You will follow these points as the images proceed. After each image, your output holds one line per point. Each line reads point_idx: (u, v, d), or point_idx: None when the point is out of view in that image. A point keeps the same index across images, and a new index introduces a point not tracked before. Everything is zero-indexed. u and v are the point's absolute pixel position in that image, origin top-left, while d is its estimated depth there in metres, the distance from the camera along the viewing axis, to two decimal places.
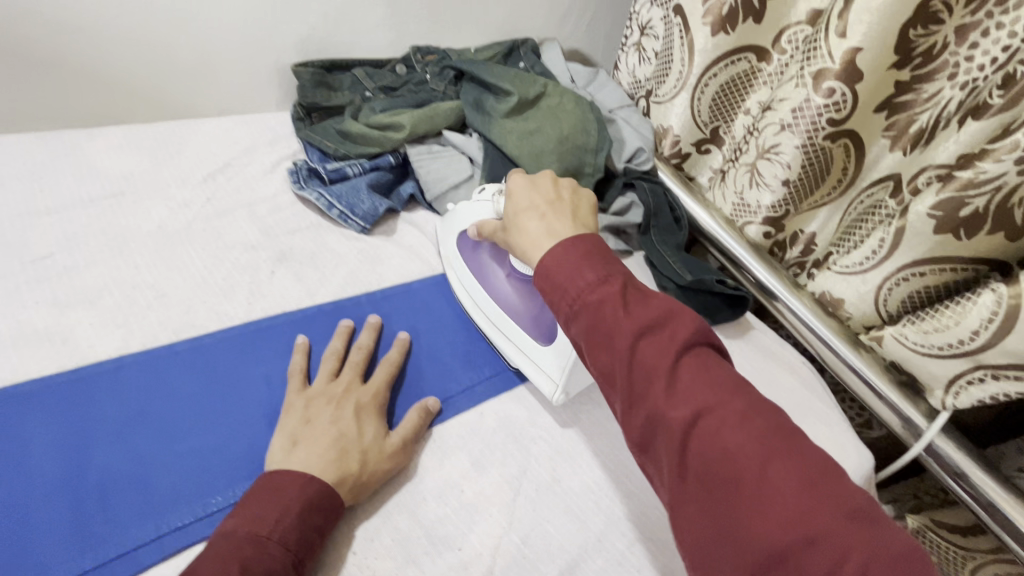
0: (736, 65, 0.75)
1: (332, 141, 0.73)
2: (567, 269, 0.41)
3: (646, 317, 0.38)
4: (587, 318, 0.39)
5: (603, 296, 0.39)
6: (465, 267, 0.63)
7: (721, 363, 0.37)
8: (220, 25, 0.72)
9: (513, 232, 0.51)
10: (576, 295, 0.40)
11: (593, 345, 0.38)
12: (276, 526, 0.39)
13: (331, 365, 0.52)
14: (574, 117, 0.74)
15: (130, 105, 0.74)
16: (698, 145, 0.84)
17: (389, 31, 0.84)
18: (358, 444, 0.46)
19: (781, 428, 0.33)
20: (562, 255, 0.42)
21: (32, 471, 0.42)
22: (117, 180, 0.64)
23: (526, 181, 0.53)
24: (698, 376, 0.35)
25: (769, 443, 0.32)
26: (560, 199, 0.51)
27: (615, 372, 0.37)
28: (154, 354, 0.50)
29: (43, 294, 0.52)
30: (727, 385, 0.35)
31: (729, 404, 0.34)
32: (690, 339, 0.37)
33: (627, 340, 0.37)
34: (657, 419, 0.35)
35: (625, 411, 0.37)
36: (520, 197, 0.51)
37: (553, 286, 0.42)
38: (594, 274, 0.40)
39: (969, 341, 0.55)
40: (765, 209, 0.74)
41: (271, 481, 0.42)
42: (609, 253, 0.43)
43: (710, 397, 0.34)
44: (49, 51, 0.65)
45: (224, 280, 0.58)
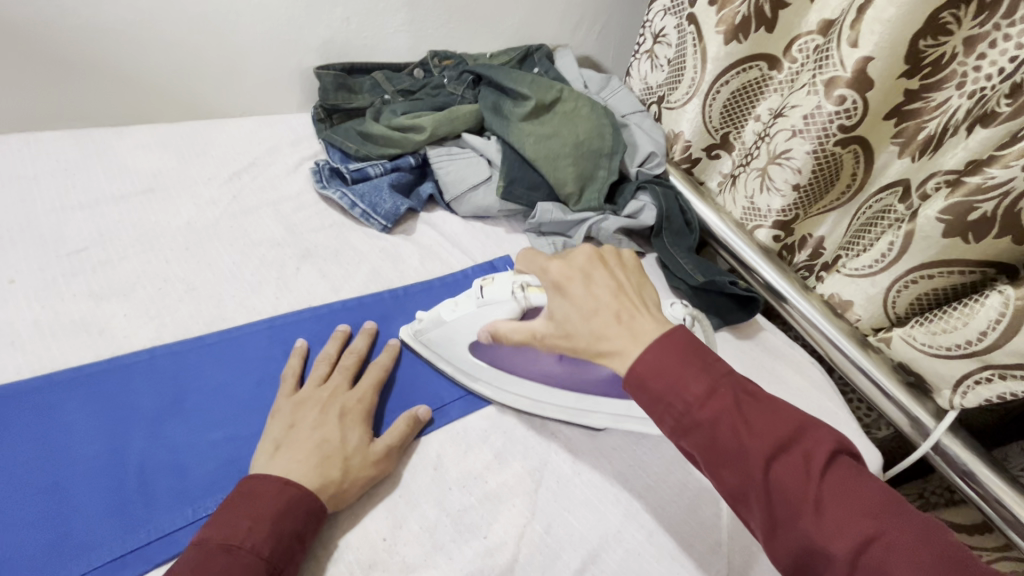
0: (747, 73, 0.77)
1: (354, 142, 0.75)
2: (673, 383, 0.38)
3: (773, 435, 0.36)
4: (707, 439, 0.37)
5: (720, 414, 0.37)
6: (506, 373, 0.55)
7: (860, 473, 0.35)
8: (247, 29, 0.74)
9: (585, 348, 0.42)
10: (686, 412, 0.38)
11: (720, 469, 0.37)
12: (251, 535, 0.38)
13: (323, 369, 0.50)
14: (589, 121, 0.76)
15: (156, 106, 0.76)
16: (709, 150, 0.86)
17: (408, 35, 0.86)
18: (340, 451, 0.44)
19: (939, 546, 0.32)
20: (660, 365, 0.39)
21: (72, 455, 0.43)
22: (146, 177, 0.66)
23: (579, 276, 0.44)
24: (840, 496, 0.34)
25: (939, 570, 0.30)
26: (627, 293, 0.43)
27: (750, 496, 0.36)
28: (187, 345, 0.51)
29: (79, 287, 0.53)
30: (874, 504, 0.33)
31: (884, 526, 0.32)
32: (824, 455, 0.35)
33: (759, 463, 0.35)
34: (813, 550, 0.33)
35: (771, 536, 0.35)
36: (579, 301, 0.42)
37: (657, 400, 0.39)
38: (700, 384, 0.38)
39: (976, 342, 0.57)
40: (775, 213, 0.76)
41: (245, 488, 0.40)
42: (710, 354, 0.40)
43: (861, 519, 0.33)
44: (81, 51, 0.67)
45: (252, 275, 0.59)
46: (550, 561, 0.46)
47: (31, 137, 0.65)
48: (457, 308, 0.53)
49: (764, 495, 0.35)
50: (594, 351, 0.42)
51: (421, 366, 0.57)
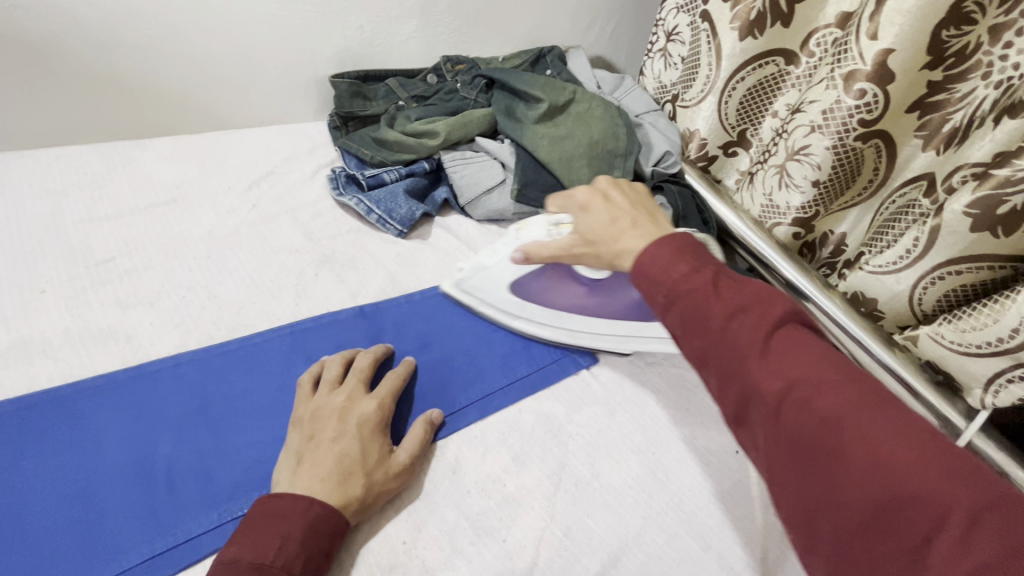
0: (764, 68, 0.76)
1: (369, 149, 0.76)
2: (659, 261, 0.39)
3: (740, 298, 0.36)
4: (679, 303, 0.37)
5: (694, 282, 0.37)
6: (541, 310, 0.62)
7: (816, 336, 0.35)
8: (265, 40, 0.76)
9: (606, 252, 0.46)
10: (662, 278, 0.38)
11: (682, 327, 0.37)
12: (281, 554, 0.39)
13: (336, 371, 0.51)
14: (603, 122, 0.76)
15: (178, 119, 0.78)
16: (726, 148, 0.85)
17: (421, 42, 0.87)
18: (362, 466, 0.44)
19: (879, 397, 0.32)
20: (653, 251, 0.40)
21: (103, 461, 0.44)
22: (169, 187, 0.67)
23: (599, 196, 0.49)
24: (791, 349, 0.33)
25: (869, 408, 0.31)
26: (641, 207, 0.47)
27: (706, 351, 0.35)
28: (210, 352, 0.52)
29: (107, 296, 0.55)
30: (828, 358, 0.33)
31: (825, 374, 0.32)
32: (784, 316, 0.35)
33: (719, 318, 0.35)
34: (752, 392, 0.33)
35: (713, 382, 0.35)
36: (600, 213, 0.47)
37: (646, 278, 0.39)
38: (687, 263, 0.38)
39: (1008, 340, 0.56)
40: (795, 210, 0.75)
41: (272, 505, 0.41)
42: (701, 249, 0.41)
43: (808, 368, 0.32)
44: (105, 67, 0.69)
45: (272, 281, 0.61)
46: (570, 565, 0.46)
47: (59, 152, 0.67)
48: (496, 254, 0.59)
49: (717, 346, 0.35)
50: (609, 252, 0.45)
51: (437, 370, 0.58)
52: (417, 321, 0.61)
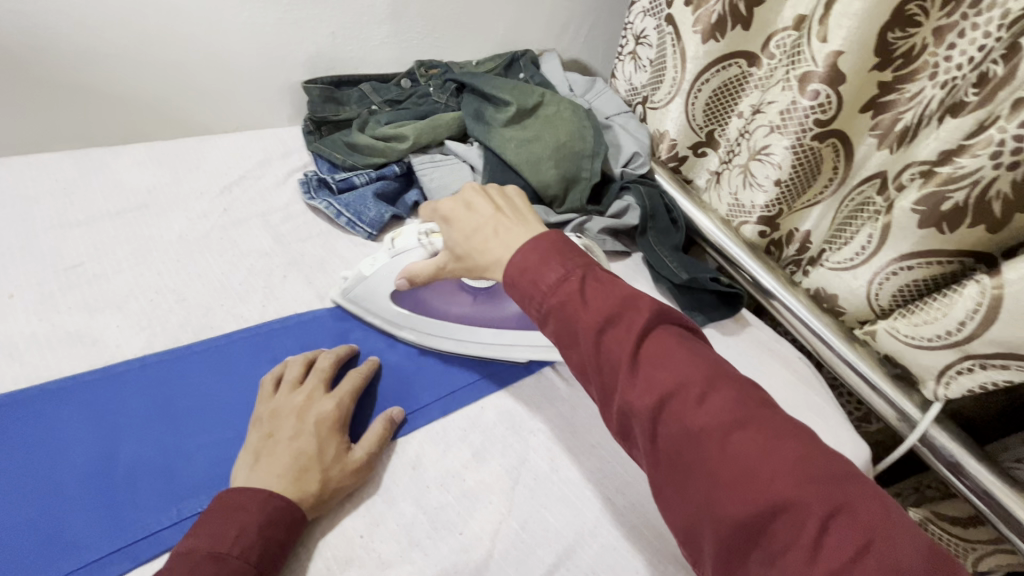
0: (726, 71, 0.77)
1: (341, 153, 0.77)
2: (530, 274, 0.44)
3: (605, 310, 0.40)
4: (555, 321, 0.42)
5: (565, 297, 0.42)
6: (431, 323, 0.61)
7: (681, 340, 0.40)
8: (236, 46, 0.77)
9: (476, 264, 0.50)
10: (543, 299, 0.43)
11: (564, 343, 0.42)
12: (237, 543, 0.40)
13: (297, 372, 0.52)
14: (569, 125, 0.77)
15: (152, 125, 0.79)
16: (695, 148, 0.86)
17: (394, 47, 0.88)
18: (319, 464, 0.46)
19: (738, 402, 0.36)
20: (522, 261, 0.44)
21: (65, 460, 0.45)
22: (141, 193, 0.69)
23: (461, 206, 0.53)
24: (654, 359, 0.38)
25: (731, 418, 0.35)
26: (503, 210, 0.51)
27: (587, 367, 0.41)
28: (175, 354, 0.54)
29: (75, 299, 0.56)
30: (686, 363, 0.38)
31: (688, 386, 0.37)
32: (646, 325, 0.39)
33: (590, 335, 0.40)
34: (627, 406, 0.38)
35: (602, 399, 0.41)
36: (464, 222, 0.51)
37: (522, 294, 0.44)
38: (556, 274, 0.43)
39: (956, 332, 0.57)
40: (759, 209, 0.76)
41: (230, 498, 0.42)
42: (571, 252, 0.45)
43: (670, 378, 0.37)
44: (77, 75, 0.70)
45: (240, 284, 0.62)
46: (525, 556, 0.47)
47: (31, 159, 0.68)
48: (376, 263, 0.58)
49: (595, 362, 0.40)
50: (480, 261, 0.49)
51: (402, 369, 0.59)
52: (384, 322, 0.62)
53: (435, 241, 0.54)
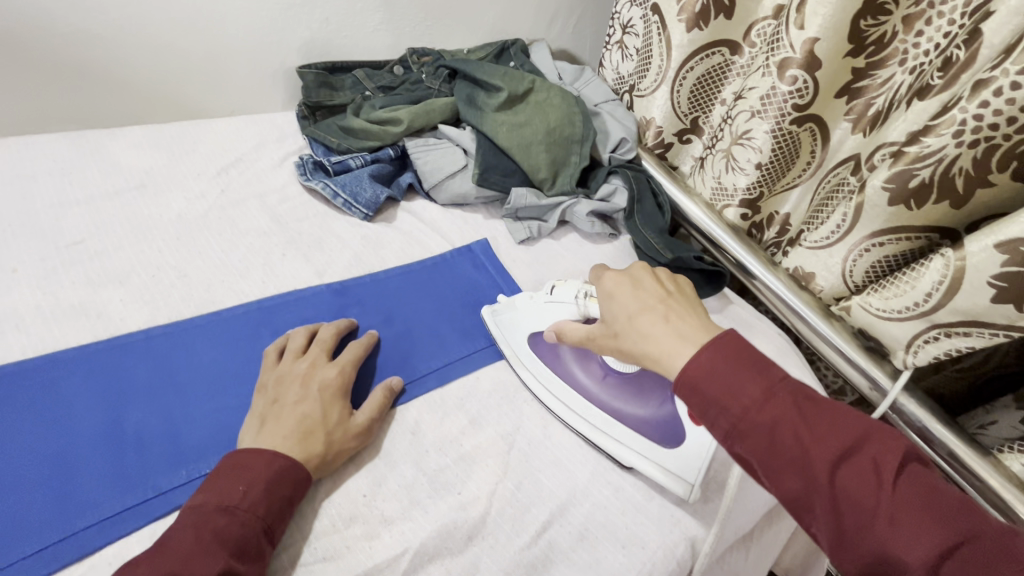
0: (710, 59, 0.80)
1: (335, 137, 0.79)
2: (728, 390, 0.41)
3: (838, 442, 0.38)
4: (759, 443, 0.39)
5: (776, 418, 0.39)
6: (547, 369, 0.59)
7: (923, 474, 0.37)
8: (232, 31, 0.78)
9: (629, 342, 0.49)
10: (745, 417, 0.40)
11: (780, 470, 0.38)
12: (245, 498, 0.42)
13: (300, 342, 0.54)
14: (560, 110, 0.80)
15: (148, 108, 0.79)
16: (680, 135, 0.89)
17: (387, 35, 0.90)
18: (322, 426, 0.48)
19: (1014, 555, 0.33)
20: (720, 374, 0.41)
21: (74, 425, 0.47)
22: (139, 174, 0.69)
23: (627, 284, 0.52)
24: (911, 504, 0.35)
25: (1011, 575, 0.32)
26: (671, 297, 0.49)
27: (814, 502, 0.37)
28: (178, 326, 0.55)
29: (78, 274, 0.57)
30: (949, 513, 0.35)
31: (952, 534, 0.34)
32: (894, 463, 0.37)
33: (821, 468, 0.37)
34: (887, 558, 0.35)
35: (834, 540, 0.37)
36: (626, 300, 0.50)
37: (712, 405, 0.41)
38: (760, 391, 0.40)
39: (924, 303, 0.60)
40: (741, 192, 0.79)
41: (237, 458, 0.44)
42: (765, 362, 0.42)
43: (938, 528, 0.34)
44: (75, 57, 0.70)
45: (240, 261, 0.63)
46: (521, 513, 0.49)
47: (28, 139, 0.69)
48: (531, 303, 0.63)
49: (827, 500, 0.37)
50: (638, 347, 0.47)
51: (400, 342, 0.61)
52: (380, 298, 0.64)
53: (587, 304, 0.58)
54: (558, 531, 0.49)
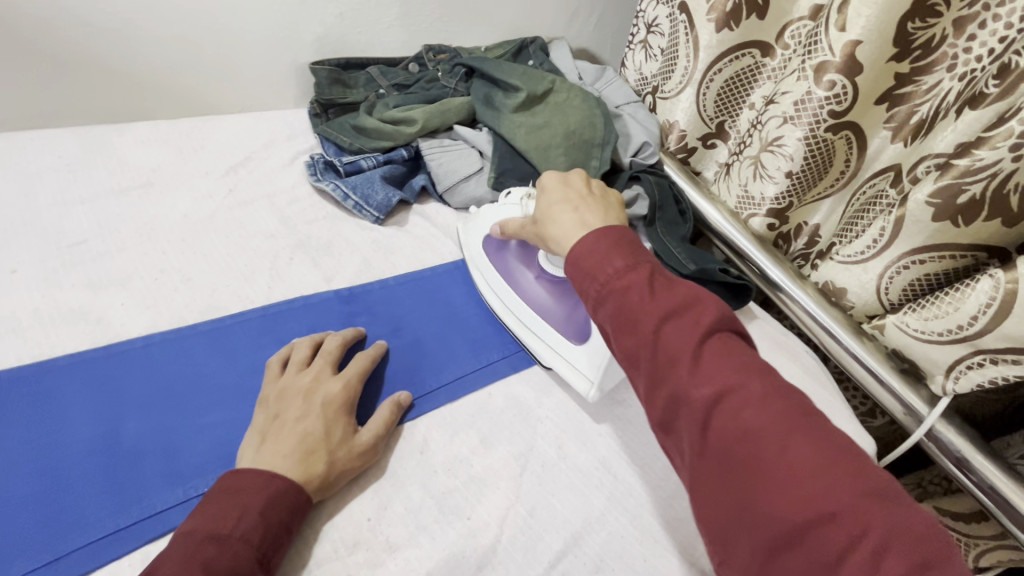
0: (740, 60, 0.76)
1: (347, 136, 0.76)
2: (596, 256, 0.44)
3: (671, 301, 0.39)
4: (611, 304, 0.41)
5: (629, 283, 0.41)
6: (491, 268, 0.65)
7: (742, 346, 0.38)
8: (244, 25, 0.75)
9: (545, 230, 0.54)
10: (604, 280, 0.42)
11: (619, 325, 0.40)
12: (239, 525, 0.39)
13: (304, 353, 0.51)
14: (580, 112, 0.77)
15: (157, 103, 0.78)
16: (704, 140, 0.86)
17: (402, 31, 0.87)
18: (325, 444, 0.45)
19: (799, 409, 0.34)
20: (592, 243, 0.44)
21: (70, 438, 0.45)
22: (145, 172, 0.67)
23: (559, 180, 0.56)
24: (716, 359, 0.37)
25: (788, 422, 0.34)
26: (592, 199, 0.53)
27: (638, 352, 0.39)
28: (180, 334, 0.53)
29: (79, 277, 0.55)
30: (747, 370, 0.36)
31: (748, 385, 0.35)
32: (715, 325, 0.38)
33: (649, 322, 0.39)
34: (678, 398, 0.36)
35: (647, 391, 0.38)
36: (553, 193, 0.54)
37: (583, 273, 0.44)
38: (623, 261, 0.42)
39: (968, 327, 0.57)
40: (769, 201, 0.75)
41: (232, 479, 0.42)
42: (638, 243, 0.45)
43: (730, 377, 0.36)
44: (85, 51, 0.69)
45: (246, 265, 0.61)
46: (533, 542, 0.47)
47: (34, 135, 0.67)
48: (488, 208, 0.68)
49: (647, 350, 0.38)
50: (548, 232, 0.53)
51: (409, 354, 0.58)
52: (391, 306, 0.62)
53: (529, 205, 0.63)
54: (572, 562, 0.46)
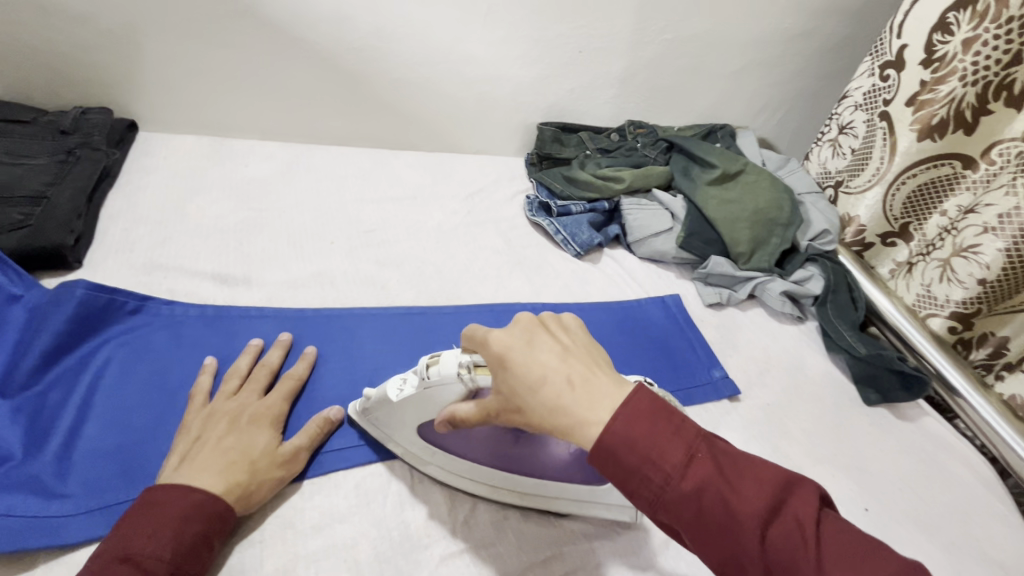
0: (938, 169, 0.80)
1: (559, 183, 0.91)
2: (649, 456, 0.36)
3: (756, 496, 0.34)
4: (688, 513, 0.35)
5: (702, 483, 0.35)
6: (457, 459, 0.50)
7: (834, 521, 0.34)
8: (500, 90, 0.94)
9: (541, 417, 0.39)
10: (669, 487, 0.35)
11: (709, 536, 0.35)
12: (152, 541, 0.38)
13: (233, 385, 0.52)
14: (769, 194, 0.87)
15: (423, 138, 0.97)
16: (884, 237, 0.89)
17: (614, 107, 1.03)
18: (249, 457, 0.46)
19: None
20: (632, 435, 0.36)
21: (366, 361, 0.61)
22: (412, 188, 0.88)
23: (519, 343, 0.40)
24: (829, 547, 0.33)
25: None
26: (575, 354, 0.41)
27: (746, 566, 0.34)
28: (435, 310, 0.69)
29: (371, 255, 0.74)
30: (857, 545, 0.33)
31: (876, 568, 0.32)
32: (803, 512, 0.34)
33: (745, 526, 0.34)
34: None
35: None
36: (530, 367, 0.39)
37: (634, 478, 0.36)
38: (679, 456, 0.35)
39: None
40: (954, 304, 0.77)
41: (145, 499, 0.41)
42: (671, 411, 0.38)
43: (849, 560, 0.32)
44: (391, 96, 0.90)
45: (480, 269, 0.77)
46: None
47: (344, 153, 0.91)
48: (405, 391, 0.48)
49: (756, 563, 0.34)
50: (547, 423, 0.38)
51: None
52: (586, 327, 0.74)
53: (478, 378, 0.42)
54: None
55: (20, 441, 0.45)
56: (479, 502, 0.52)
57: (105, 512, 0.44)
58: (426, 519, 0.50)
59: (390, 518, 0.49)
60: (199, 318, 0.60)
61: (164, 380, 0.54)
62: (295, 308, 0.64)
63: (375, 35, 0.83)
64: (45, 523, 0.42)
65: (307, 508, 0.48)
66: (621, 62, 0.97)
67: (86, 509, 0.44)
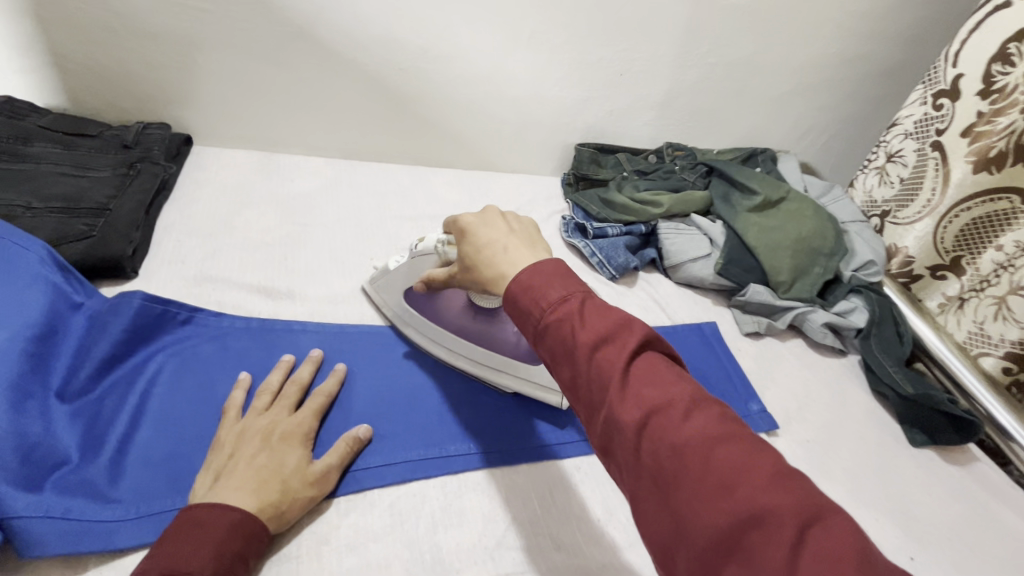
0: (995, 203, 0.77)
1: (595, 206, 0.91)
2: (532, 291, 0.41)
3: (603, 327, 0.38)
4: (552, 341, 0.39)
5: (563, 316, 0.39)
6: (424, 322, 0.65)
7: (670, 366, 0.37)
8: (540, 111, 0.95)
9: (482, 275, 0.47)
10: (540, 317, 0.40)
11: (556, 359, 0.39)
12: (194, 560, 0.38)
13: (264, 401, 0.53)
14: (812, 223, 0.85)
15: (461, 156, 0.98)
16: (934, 270, 0.85)
17: (653, 129, 1.03)
18: (280, 476, 0.46)
19: (733, 429, 0.33)
20: (527, 279, 0.42)
21: (402, 380, 0.62)
22: (450, 206, 0.89)
23: (479, 222, 0.49)
24: (645, 378, 0.36)
25: (719, 435, 0.33)
26: (521, 234, 0.48)
27: (579, 385, 0.38)
28: None
29: None
30: (675, 383, 0.36)
31: (678, 401, 0.34)
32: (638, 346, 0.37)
33: (583, 349, 0.37)
34: (612, 423, 0.35)
35: (587, 417, 0.38)
36: (481, 236, 0.48)
37: (521, 312, 0.42)
38: (558, 294, 0.40)
39: None
40: (1010, 344, 0.75)
41: (182, 518, 0.41)
42: (571, 270, 0.42)
43: (659, 391, 0.35)
44: (433, 115, 0.92)
45: None
46: None
47: (385, 170, 0.94)
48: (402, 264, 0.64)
49: (586, 380, 0.37)
50: (491, 278, 0.45)
51: None
52: None
53: (448, 251, 0.56)
54: None
55: (77, 444, 0.47)
56: (512, 530, 0.51)
57: (152, 518, 0.46)
58: (458, 544, 0.50)
59: (424, 542, 0.49)
60: (245, 330, 0.62)
61: (210, 390, 0.55)
62: (335, 324, 0.65)
63: (421, 57, 0.84)
64: (98, 528, 0.43)
65: (342, 526, 0.49)
66: (662, 84, 0.97)
67: (135, 515, 0.45)
